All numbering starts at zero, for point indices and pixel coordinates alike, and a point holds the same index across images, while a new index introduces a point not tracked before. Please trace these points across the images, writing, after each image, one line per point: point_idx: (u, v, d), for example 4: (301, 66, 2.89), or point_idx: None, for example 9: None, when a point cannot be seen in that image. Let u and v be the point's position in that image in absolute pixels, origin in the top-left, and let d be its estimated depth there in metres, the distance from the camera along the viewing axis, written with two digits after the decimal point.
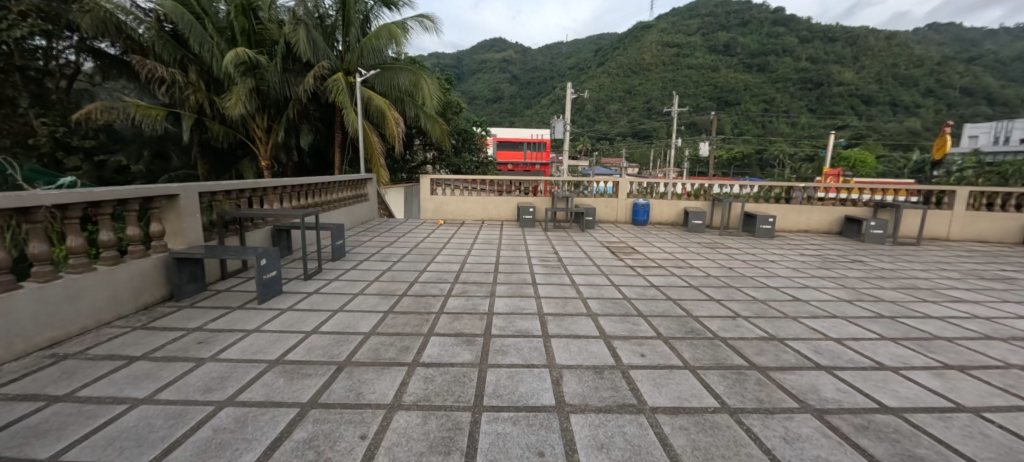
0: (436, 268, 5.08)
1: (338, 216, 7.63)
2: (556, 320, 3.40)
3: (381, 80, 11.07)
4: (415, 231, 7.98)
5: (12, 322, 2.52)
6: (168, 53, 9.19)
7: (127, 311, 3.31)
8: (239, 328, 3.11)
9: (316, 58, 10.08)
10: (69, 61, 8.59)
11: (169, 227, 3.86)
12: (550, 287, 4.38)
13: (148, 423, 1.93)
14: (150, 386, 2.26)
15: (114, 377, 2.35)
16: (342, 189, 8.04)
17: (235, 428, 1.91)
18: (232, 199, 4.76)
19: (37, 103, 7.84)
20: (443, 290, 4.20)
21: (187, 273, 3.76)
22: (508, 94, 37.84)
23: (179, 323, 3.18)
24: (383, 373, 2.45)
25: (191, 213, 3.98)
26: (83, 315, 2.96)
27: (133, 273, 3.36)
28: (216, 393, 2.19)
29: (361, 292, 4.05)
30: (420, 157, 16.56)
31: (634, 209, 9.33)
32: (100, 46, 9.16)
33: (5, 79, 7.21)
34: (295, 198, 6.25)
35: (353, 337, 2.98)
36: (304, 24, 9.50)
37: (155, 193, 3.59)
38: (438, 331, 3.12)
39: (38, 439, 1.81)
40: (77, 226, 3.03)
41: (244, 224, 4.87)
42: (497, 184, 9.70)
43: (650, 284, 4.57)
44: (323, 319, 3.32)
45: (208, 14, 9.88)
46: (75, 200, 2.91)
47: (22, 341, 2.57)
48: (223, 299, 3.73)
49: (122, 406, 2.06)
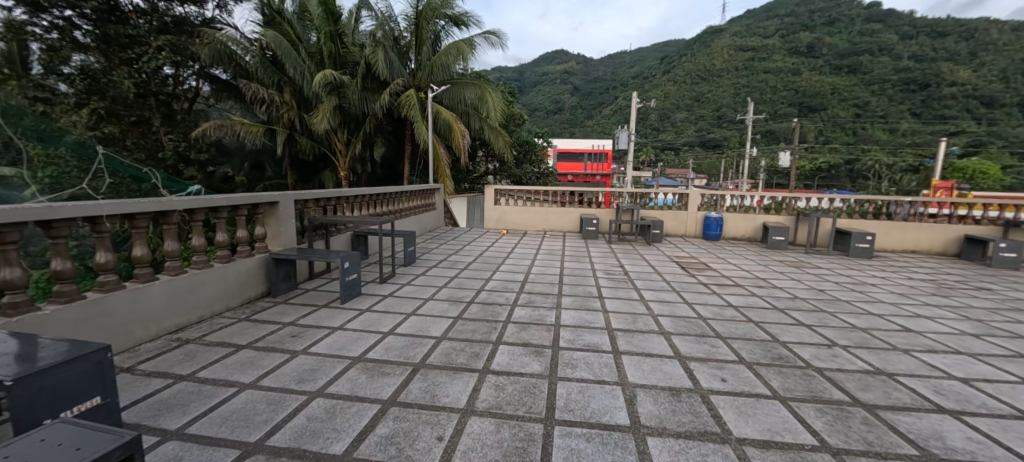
0: (501, 278, 5.16)
1: (409, 223, 8.09)
2: (626, 336, 3.29)
3: (450, 95, 11.64)
4: (480, 240, 8.18)
5: (149, 308, 2.96)
6: (268, 77, 10.53)
7: (234, 304, 3.73)
8: (325, 324, 3.38)
9: (391, 76, 10.87)
10: (191, 86, 9.97)
11: (270, 230, 4.29)
12: (618, 301, 4.26)
13: (253, 406, 2.15)
14: (254, 373, 2.52)
15: (225, 362, 2.66)
16: (412, 198, 8.49)
17: (326, 418, 2.07)
18: (319, 206, 5.23)
19: (167, 122, 9.21)
20: (509, 299, 4.25)
21: (282, 272, 4.18)
22: (570, 105, 37.77)
23: (276, 317, 3.53)
24: (456, 377, 2.52)
25: (288, 218, 4.40)
26: (200, 306, 3.39)
27: (240, 270, 3.80)
28: (309, 384, 2.39)
29: (431, 298, 4.22)
30: (483, 169, 17.07)
31: (706, 223, 8.81)
32: (215, 72, 10.52)
33: (144, 103, 8.64)
34: (371, 206, 6.70)
35: (426, 340, 3.11)
36: (382, 45, 10.33)
37: (260, 199, 4.04)
38: (506, 339, 3.15)
39: (169, 412, 2.09)
40: (200, 227, 3.51)
41: (329, 229, 5.32)
42: (559, 195, 9.66)
43: (727, 304, 4.26)
44: (398, 321, 3.51)
45: (301, 40, 11.02)
46: (202, 205, 3.39)
47: (155, 326, 3.00)
48: (311, 297, 4.08)
49: (232, 389, 2.32)
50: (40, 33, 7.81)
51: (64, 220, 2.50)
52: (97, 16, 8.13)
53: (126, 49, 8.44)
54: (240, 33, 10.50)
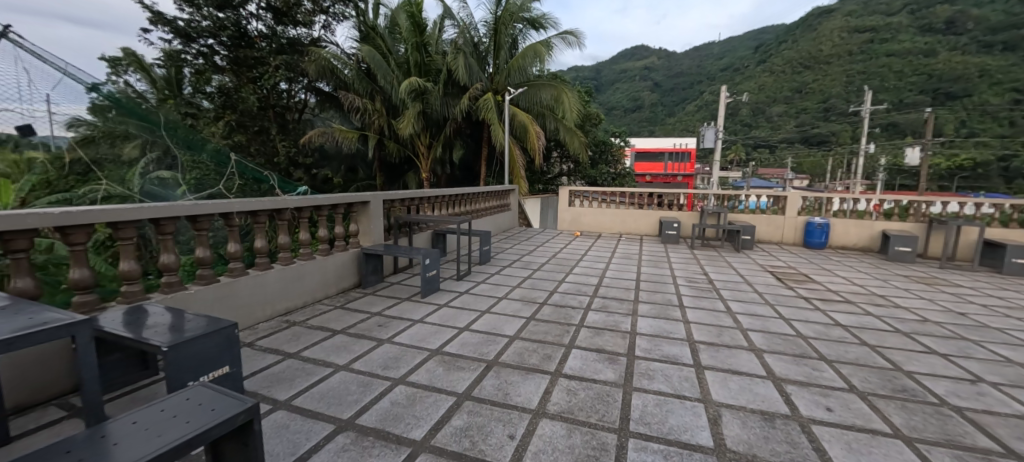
0: (574, 280, 5.09)
1: (485, 223, 8.34)
2: (710, 350, 3.05)
3: (527, 97, 11.78)
4: (553, 241, 8.16)
5: (265, 293, 3.40)
6: (363, 88, 11.44)
7: (331, 293, 4.15)
8: (408, 316, 3.62)
9: (471, 81, 11.28)
10: (301, 99, 11.25)
11: (362, 227, 4.70)
12: (700, 311, 3.97)
13: (346, 387, 2.37)
14: (347, 356, 2.78)
15: (324, 344, 2.97)
16: (488, 199, 8.74)
17: (407, 404, 2.21)
18: (404, 205, 5.61)
19: (281, 131, 10.63)
20: (582, 302, 4.18)
21: (371, 266, 4.55)
22: (650, 102, 36.12)
23: (366, 307, 3.85)
24: (528, 377, 2.54)
25: (378, 216, 4.78)
26: (304, 292, 3.82)
27: (337, 262, 4.21)
28: (393, 371, 2.58)
29: (504, 297, 4.31)
30: (558, 169, 17.05)
31: (807, 230, 7.86)
32: (320, 85, 11.64)
33: (263, 115, 10.19)
34: (450, 206, 7.03)
35: (500, 339, 3.18)
36: (462, 52, 10.78)
37: (354, 199, 4.44)
38: (579, 343, 3.11)
39: (280, 385, 2.39)
40: (306, 223, 3.96)
41: (412, 227, 5.69)
42: (637, 197, 9.28)
43: (833, 322, 3.76)
44: (474, 318, 3.63)
45: (391, 52, 11.89)
46: (307, 203, 3.83)
47: (269, 308, 3.45)
48: (395, 290, 4.40)
49: (329, 369, 2.59)
50: (191, 58, 9.64)
51: (205, 215, 2.98)
52: (231, 42, 9.57)
53: (253, 69, 9.94)
54: (340, 48, 11.66)
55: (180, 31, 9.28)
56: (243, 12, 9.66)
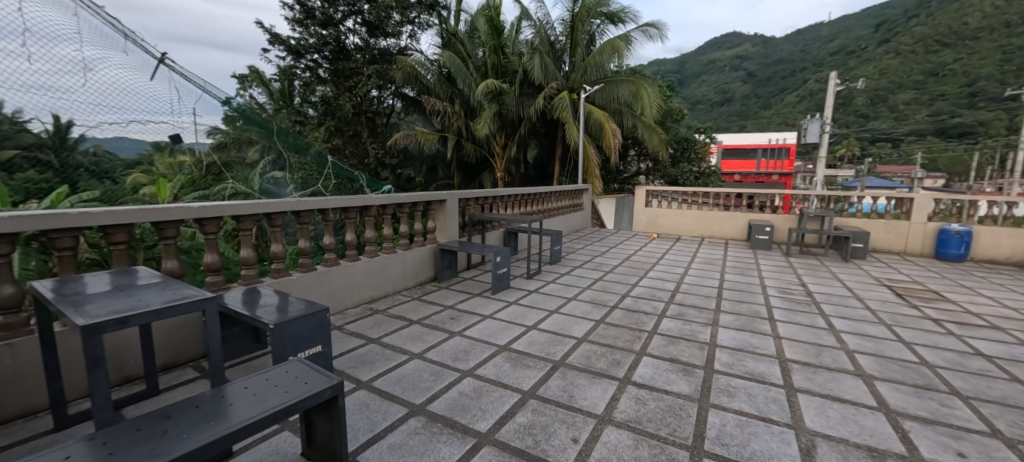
0: (649, 285, 4.86)
1: (557, 223, 8.30)
2: (805, 370, 2.72)
3: (603, 94, 11.49)
4: (628, 243, 7.86)
5: (353, 281, 3.74)
6: (444, 91, 11.94)
7: (409, 285, 4.42)
8: (479, 312, 3.73)
9: (546, 81, 11.29)
10: (389, 104, 12.13)
11: (439, 224, 4.94)
12: (795, 327, 3.56)
13: (420, 374, 2.52)
14: (421, 345, 2.95)
15: (401, 333, 3.18)
16: (561, 199, 8.68)
17: (474, 396, 2.28)
18: (478, 204, 5.80)
19: (371, 135, 11.60)
20: (657, 308, 3.97)
21: (447, 261, 4.76)
22: (741, 94, 33.17)
23: (440, 300, 4.05)
24: (595, 382, 2.48)
25: (454, 214, 4.99)
26: (386, 283, 4.12)
27: (416, 257, 4.48)
28: (463, 363, 2.68)
29: (574, 298, 4.25)
30: (635, 168, 16.40)
31: (939, 238, 6.65)
32: (406, 91, 12.30)
33: (356, 120, 11.19)
34: (522, 205, 7.12)
35: (567, 340, 3.14)
36: (538, 52, 10.82)
37: (432, 197, 4.69)
38: (651, 351, 2.96)
39: (363, 366, 2.61)
40: (389, 219, 4.27)
41: (486, 225, 5.85)
42: (723, 197, 8.58)
43: (972, 350, 3.13)
44: (542, 317, 3.64)
45: (470, 56, 12.30)
46: (391, 201, 4.13)
47: (356, 295, 3.78)
48: (468, 286, 4.55)
49: (405, 356, 2.76)
50: (300, 72, 10.94)
51: (307, 210, 3.36)
52: (332, 56, 10.76)
53: (349, 79, 10.98)
54: (424, 55, 12.35)
55: (293, 49, 10.65)
56: (343, 28, 10.80)
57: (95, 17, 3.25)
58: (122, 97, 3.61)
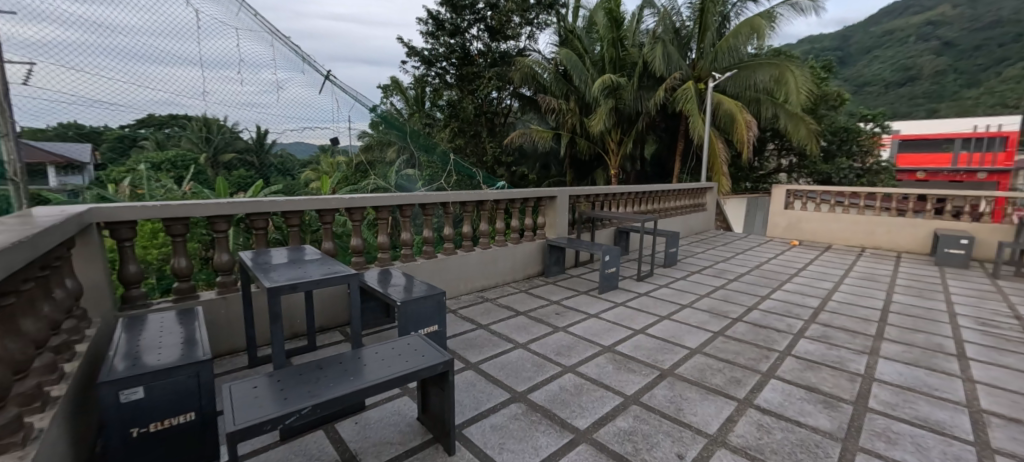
0: (784, 298, 4.23)
1: (675, 224, 7.74)
2: (1010, 428, 2.09)
3: (736, 82, 10.30)
4: (760, 249, 6.94)
5: (467, 270, 4.03)
6: (559, 89, 12.08)
7: (518, 277, 4.58)
8: (584, 310, 3.70)
9: (669, 71, 10.58)
10: (507, 104, 12.70)
11: (549, 220, 5.02)
12: (998, 369, 2.75)
13: (523, 363, 2.61)
14: (526, 336, 3.05)
15: (508, 322, 3.34)
16: (680, 198, 8.07)
17: (574, 392, 2.29)
18: (589, 201, 5.73)
19: (489, 134, 12.33)
20: (792, 326, 3.44)
21: (555, 257, 4.81)
22: (930, 71, 26.48)
23: (546, 294, 4.12)
24: (708, 398, 2.28)
25: (564, 210, 5.01)
26: (497, 274, 4.34)
27: (525, 251, 4.62)
28: (565, 359, 2.70)
29: (689, 305, 3.93)
30: (773, 165, 14.39)
31: None
32: (523, 91, 12.73)
33: (477, 121, 12.00)
34: (636, 204, 6.81)
35: (678, 349, 2.93)
36: (661, 40, 10.15)
37: (543, 194, 4.78)
38: (781, 374, 2.59)
39: (473, 349, 2.81)
40: (502, 213, 4.48)
41: (596, 223, 5.75)
42: (895, 199, 7.02)
43: None
44: (651, 322, 3.45)
45: (587, 51, 12.15)
46: (504, 196, 4.34)
47: (469, 283, 4.07)
48: (575, 283, 4.54)
49: (511, 345, 2.89)
50: (431, 80, 12.08)
51: (432, 203, 3.73)
52: (458, 62, 11.71)
53: (472, 82, 11.80)
54: (542, 54, 12.61)
55: (425, 58, 11.81)
56: (468, 35, 11.61)
57: (285, 46, 4.08)
58: (303, 109, 4.46)
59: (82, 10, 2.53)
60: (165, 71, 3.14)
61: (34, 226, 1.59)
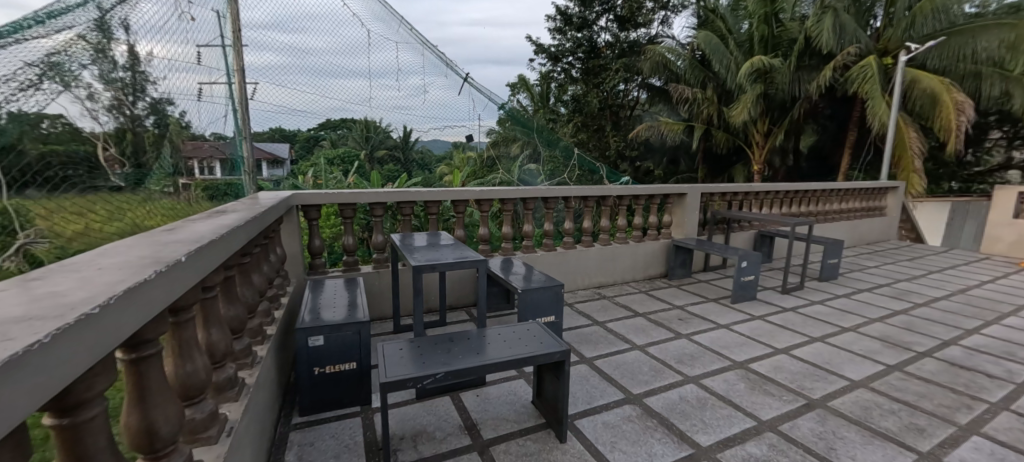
0: (1003, 335, 3.22)
1: (839, 230, 6.47)
2: None
3: (943, 52, 8.10)
4: (967, 269, 5.38)
5: (585, 265, 4.02)
6: (695, 77, 11.02)
7: (638, 277, 4.38)
8: (713, 319, 3.37)
9: (840, 46, 8.84)
10: (634, 96, 12.15)
11: (675, 219, 4.68)
12: None
13: (640, 366, 2.51)
14: (645, 339, 2.92)
15: (625, 322, 3.23)
16: (847, 199, 6.71)
17: (697, 405, 2.12)
18: (726, 200, 5.17)
19: (614, 128, 12.01)
20: (1015, 373, 2.61)
21: (680, 260, 4.46)
22: None
23: (669, 298, 3.86)
24: (872, 442, 1.89)
25: (694, 209, 4.61)
26: (615, 272, 4.22)
27: (647, 250, 4.39)
28: (688, 368, 2.51)
29: (852, 328, 3.28)
30: (995, 159, 11.02)
31: None
32: (653, 81, 12.01)
33: (602, 115, 11.79)
34: (786, 205, 5.89)
35: (833, 378, 2.48)
36: (832, 9, 8.48)
37: (670, 190, 4.48)
38: (992, 432, 2.00)
39: (588, 344, 2.80)
40: (625, 210, 4.33)
41: (732, 225, 5.16)
42: None
43: None
44: (798, 342, 2.98)
45: (732, 32, 10.86)
46: (628, 192, 4.19)
47: (586, 279, 4.05)
48: (703, 289, 4.15)
49: (628, 345, 2.80)
50: (557, 75, 12.15)
51: (554, 197, 3.81)
52: (585, 56, 11.64)
53: (598, 76, 11.66)
54: (677, 41, 11.74)
55: (552, 55, 11.90)
56: (596, 28, 11.48)
57: (434, 54, 4.32)
58: (442, 110, 4.75)
59: (287, 39, 3.20)
60: (340, 84, 3.65)
61: (256, 206, 2.11)
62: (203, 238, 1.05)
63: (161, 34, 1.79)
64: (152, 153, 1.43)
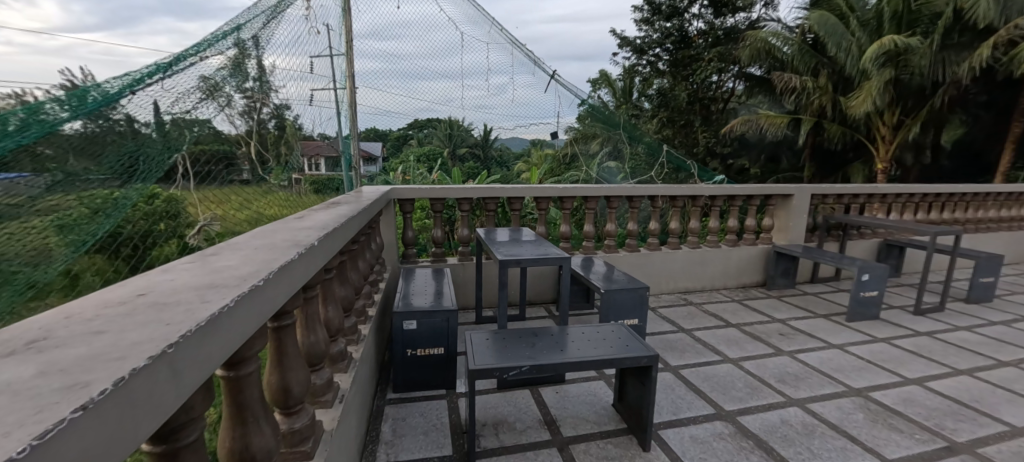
0: None
1: (996, 242, 5.31)
2: None
3: None
4: None
5: (670, 268, 3.81)
6: (805, 64, 9.65)
7: (731, 285, 4.03)
8: (822, 337, 2.98)
9: (1004, 17, 7.26)
10: (729, 88, 11.19)
11: (777, 223, 4.22)
12: None
13: (734, 381, 2.31)
14: (739, 352, 2.68)
15: (716, 332, 3.00)
16: (1009, 205, 5.49)
17: (802, 432, 1.90)
18: (842, 203, 4.53)
19: (704, 123, 11.26)
20: None
21: (782, 268, 4.01)
22: None
23: (768, 310, 3.49)
24: None
25: (801, 212, 4.11)
26: (704, 278, 3.93)
27: (743, 256, 4.01)
28: (791, 389, 2.25)
29: (1014, 363, 2.68)
30: None
31: None
32: (752, 70, 10.93)
33: (691, 109, 11.13)
34: (923, 210, 4.97)
35: (985, 420, 2.06)
36: None
37: (772, 191, 4.05)
38: None
39: (673, 352, 2.65)
40: (718, 211, 4.00)
41: (849, 231, 4.52)
42: None
43: None
44: (936, 373, 2.51)
45: (855, 10, 9.45)
46: (722, 192, 3.88)
47: (671, 283, 3.83)
48: (810, 302, 3.69)
49: (718, 357, 2.59)
50: (642, 69, 11.51)
51: (639, 195, 3.67)
52: (674, 47, 11.00)
53: (688, 67, 11.03)
54: (783, 24, 10.62)
55: (637, 48, 11.36)
56: (688, 16, 10.78)
57: (522, 53, 4.25)
58: (522, 108, 4.71)
59: (379, 45, 3.43)
60: (428, 85, 3.84)
61: (361, 200, 2.33)
62: (327, 226, 1.19)
63: (277, 48, 2.09)
64: (272, 150, 2.00)
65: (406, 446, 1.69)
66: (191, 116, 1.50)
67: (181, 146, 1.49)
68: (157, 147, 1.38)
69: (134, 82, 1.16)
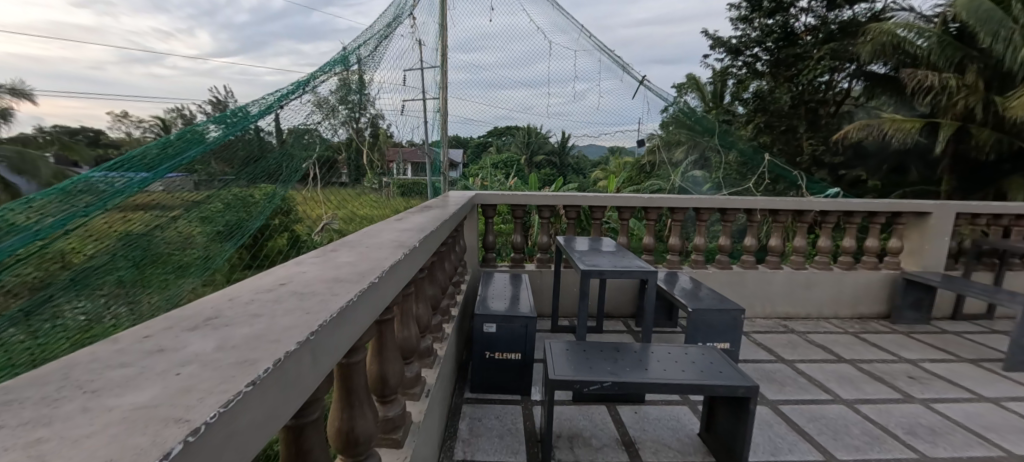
0: None
1: None
2: None
3: None
4: None
5: (768, 291, 3.44)
6: (944, 59, 8.11)
7: (843, 314, 3.52)
8: (967, 385, 2.48)
9: None
10: (843, 89, 9.95)
11: (908, 246, 3.61)
12: None
13: (847, 426, 2.01)
14: (853, 392, 2.33)
15: (825, 366, 2.64)
16: None
17: None
18: (999, 225, 3.74)
19: (810, 128, 10.11)
20: None
21: (912, 299, 3.41)
22: None
23: (893, 347, 2.99)
24: None
25: (941, 234, 3.47)
26: (810, 304, 3.48)
27: (861, 282, 3.49)
28: (924, 444, 1.90)
29: None
30: None
31: None
32: (874, 68, 9.52)
33: (795, 113, 10.05)
34: None
35: None
36: None
37: (904, 207, 3.48)
38: None
39: (770, 384, 2.39)
40: (830, 229, 3.54)
41: (1008, 260, 3.71)
42: None
43: None
44: None
45: None
46: (838, 207, 3.42)
47: (768, 306, 3.46)
48: (951, 343, 3.08)
49: (827, 396, 2.27)
50: (736, 71, 10.82)
51: (735, 208, 3.36)
52: (776, 45, 10.15)
53: (791, 67, 10.10)
54: (918, 14, 9.19)
55: (732, 48, 10.65)
56: (794, 10, 9.93)
57: (609, 59, 4.02)
58: (603, 115, 4.45)
59: (463, 57, 3.66)
60: (507, 93, 3.89)
61: (448, 204, 2.45)
62: (427, 229, 1.27)
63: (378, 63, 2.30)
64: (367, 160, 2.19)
65: (482, 447, 1.72)
66: (303, 126, 1.68)
67: (292, 154, 1.65)
68: (277, 155, 1.55)
69: (269, 106, 1.33)
